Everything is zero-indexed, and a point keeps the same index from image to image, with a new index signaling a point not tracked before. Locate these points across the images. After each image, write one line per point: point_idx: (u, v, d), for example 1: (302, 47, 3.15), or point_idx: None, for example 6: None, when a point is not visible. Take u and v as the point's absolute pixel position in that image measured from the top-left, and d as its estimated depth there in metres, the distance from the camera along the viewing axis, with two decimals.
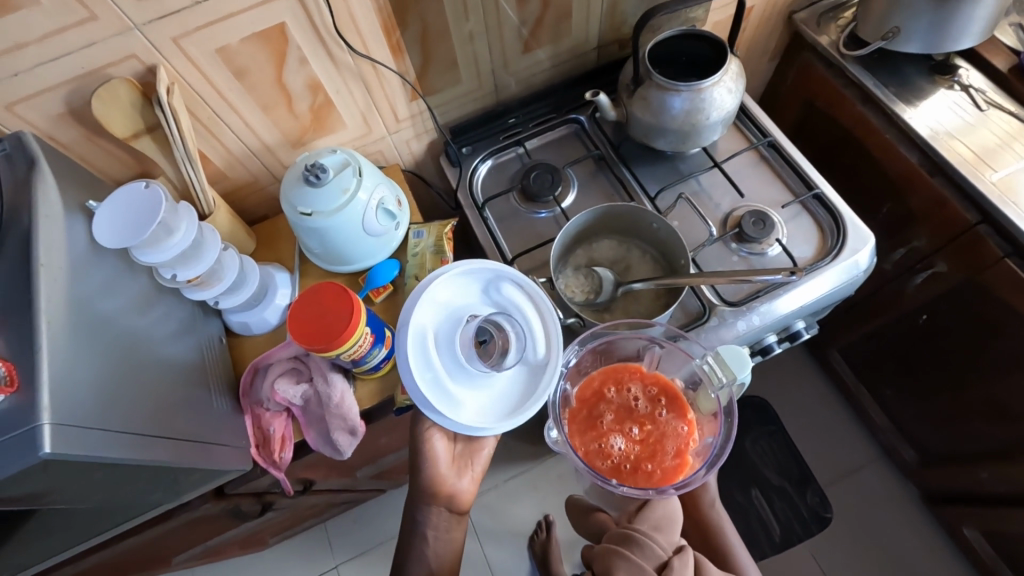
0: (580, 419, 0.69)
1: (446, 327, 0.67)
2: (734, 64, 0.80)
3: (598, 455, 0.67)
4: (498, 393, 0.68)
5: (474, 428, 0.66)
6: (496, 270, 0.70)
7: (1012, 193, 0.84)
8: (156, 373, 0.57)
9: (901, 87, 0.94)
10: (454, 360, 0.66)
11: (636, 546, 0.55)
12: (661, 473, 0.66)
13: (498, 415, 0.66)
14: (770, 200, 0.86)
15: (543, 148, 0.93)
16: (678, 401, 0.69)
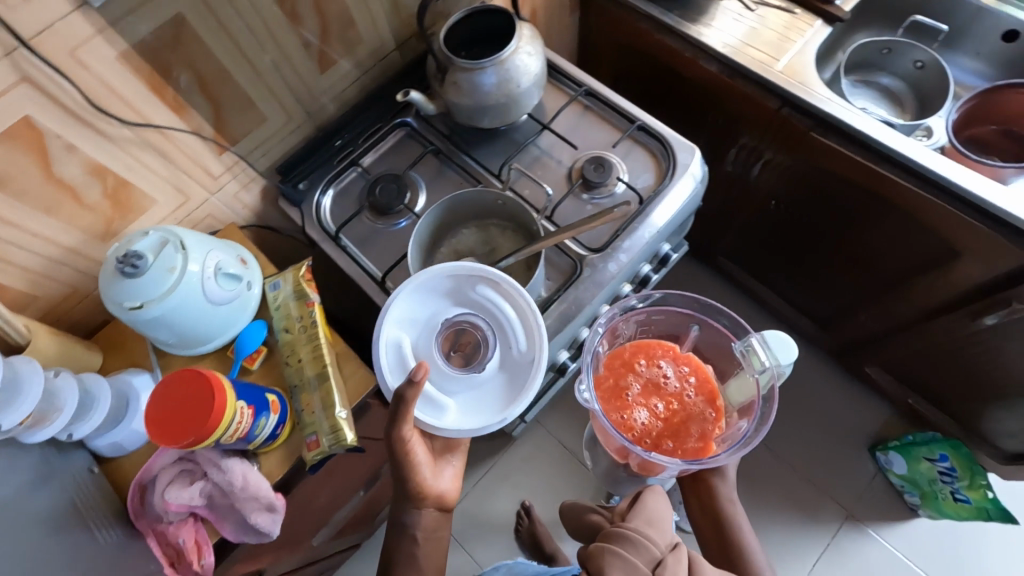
0: (607, 387, 0.79)
1: (426, 338, 0.68)
2: (527, 28, 0.83)
3: (621, 424, 0.76)
4: (487, 394, 0.68)
5: (464, 433, 0.67)
6: (469, 272, 0.69)
7: (796, 75, 0.94)
8: (10, 537, 0.50)
9: (684, 10, 1.02)
10: (438, 369, 0.67)
11: (628, 543, 0.57)
12: (680, 451, 0.75)
13: (485, 415, 0.67)
14: (603, 144, 0.90)
15: (381, 159, 0.92)
16: (707, 385, 0.78)
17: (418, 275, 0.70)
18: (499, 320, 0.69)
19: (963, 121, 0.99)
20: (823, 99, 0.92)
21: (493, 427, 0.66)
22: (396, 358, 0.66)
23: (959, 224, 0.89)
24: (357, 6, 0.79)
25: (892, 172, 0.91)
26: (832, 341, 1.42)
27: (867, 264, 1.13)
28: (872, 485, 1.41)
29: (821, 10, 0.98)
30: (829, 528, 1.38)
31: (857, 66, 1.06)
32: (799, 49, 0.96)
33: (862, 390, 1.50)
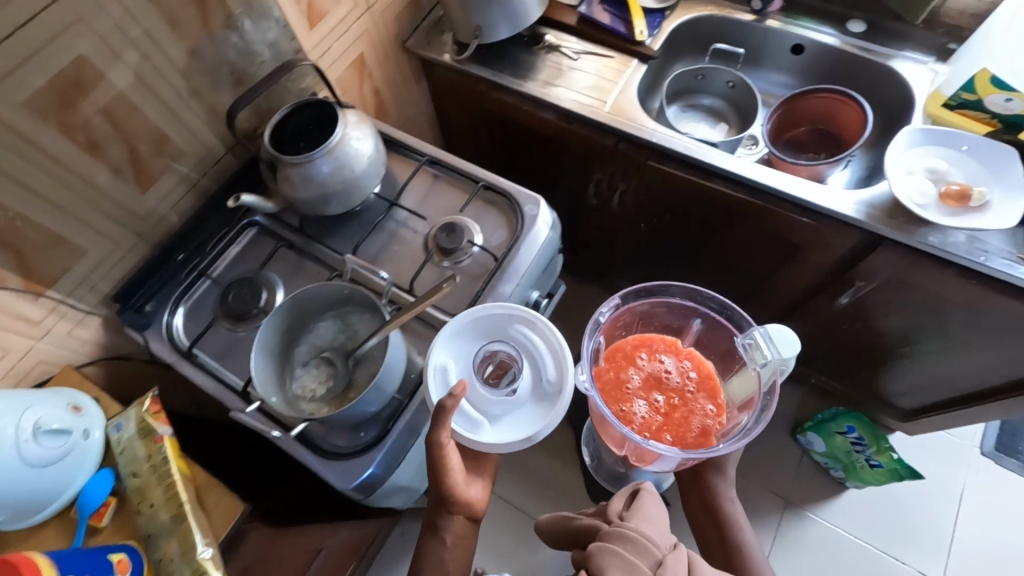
0: (607, 379, 0.86)
1: (469, 361, 0.76)
2: (353, 114, 0.84)
3: (621, 415, 0.83)
4: (518, 415, 0.73)
5: (492, 449, 0.72)
6: (508, 311, 0.78)
7: (621, 114, 1.01)
8: None
9: (513, 68, 1.08)
10: (476, 390, 0.74)
11: (627, 542, 0.56)
12: (679, 440, 0.82)
13: (514, 436, 0.72)
14: (453, 209, 0.92)
15: (232, 263, 0.88)
16: (707, 380, 0.85)
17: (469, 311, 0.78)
18: (532, 354, 0.76)
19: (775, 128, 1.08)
20: (649, 130, 0.99)
21: (511, 443, 0.71)
22: (442, 375, 0.74)
23: (787, 221, 0.97)
24: (167, 122, 0.77)
25: (723, 186, 0.98)
26: None
27: (734, 267, 1.21)
28: (801, 467, 1.47)
29: (634, 50, 1.06)
30: (772, 521, 1.41)
31: (681, 93, 1.15)
32: (619, 90, 1.03)
33: None
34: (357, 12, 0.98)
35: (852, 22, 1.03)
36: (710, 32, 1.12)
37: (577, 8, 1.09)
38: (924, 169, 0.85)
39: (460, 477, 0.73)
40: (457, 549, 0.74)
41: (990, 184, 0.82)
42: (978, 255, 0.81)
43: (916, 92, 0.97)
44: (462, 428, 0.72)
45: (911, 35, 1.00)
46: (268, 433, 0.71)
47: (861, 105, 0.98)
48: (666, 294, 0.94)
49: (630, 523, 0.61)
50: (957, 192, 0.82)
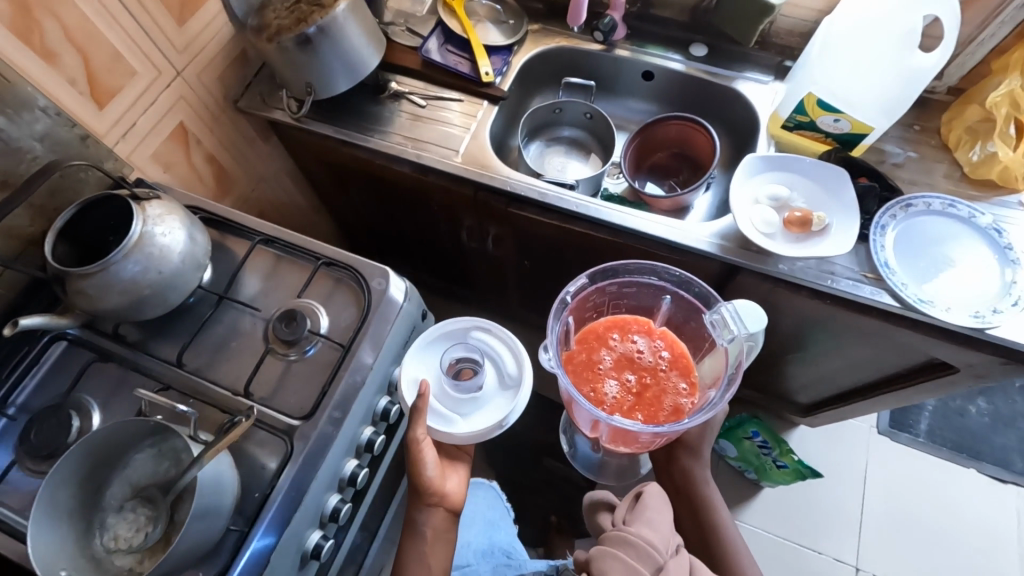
0: (579, 360, 0.84)
1: (439, 366, 0.86)
2: (156, 205, 0.75)
3: (592, 396, 0.81)
4: (484, 408, 0.84)
5: (469, 438, 0.83)
6: (467, 325, 0.90)
7: (475, 162, 0.96)
8: None
9: (358, 121, 1.00)
10: (445, 392, 0.84)
11: (631, 550, 0.71)
12: (650, 417, 0.80)
13: (486, 424, 0.83)
14: (294, 291, 0.84)
15: (39, 387, 0.77)
16: (679, 359, 0.83)
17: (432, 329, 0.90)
18: (492, 355, 0.88)
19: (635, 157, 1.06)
20: (505, 178, 0.94)
21: (484, 431, 0.82)
22: (415, 382, 0.85)
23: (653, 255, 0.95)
24: None
25: (586, 228, 0.95)
26: None
27: None
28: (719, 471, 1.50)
29: (482, 92, 1.01)
30: None
31: (542, 128, 1.12)
32: (471, 136, 0.98)
33: None
34: (160, 82, 0.87)
35: (694, 46, 1.03)
36: (563, 64, 1.10)
37: (420, 51, 1.03)
38: (767, 197, 0.85)
39: (434, 471, 0.84)
40: (438, 540, 0.86)
41: (828, 208, 0.83)
42: (825, 279, 0.82)
43: (758, 114, 0.98)
44: (438, 423, 0.82)
45: (748, 56, 1.01)
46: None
47: (710, 131, 0.98)
48: (628, 268, 0.90)
49: (634, 526, 0.75)
50: (799, 219, 0.82)
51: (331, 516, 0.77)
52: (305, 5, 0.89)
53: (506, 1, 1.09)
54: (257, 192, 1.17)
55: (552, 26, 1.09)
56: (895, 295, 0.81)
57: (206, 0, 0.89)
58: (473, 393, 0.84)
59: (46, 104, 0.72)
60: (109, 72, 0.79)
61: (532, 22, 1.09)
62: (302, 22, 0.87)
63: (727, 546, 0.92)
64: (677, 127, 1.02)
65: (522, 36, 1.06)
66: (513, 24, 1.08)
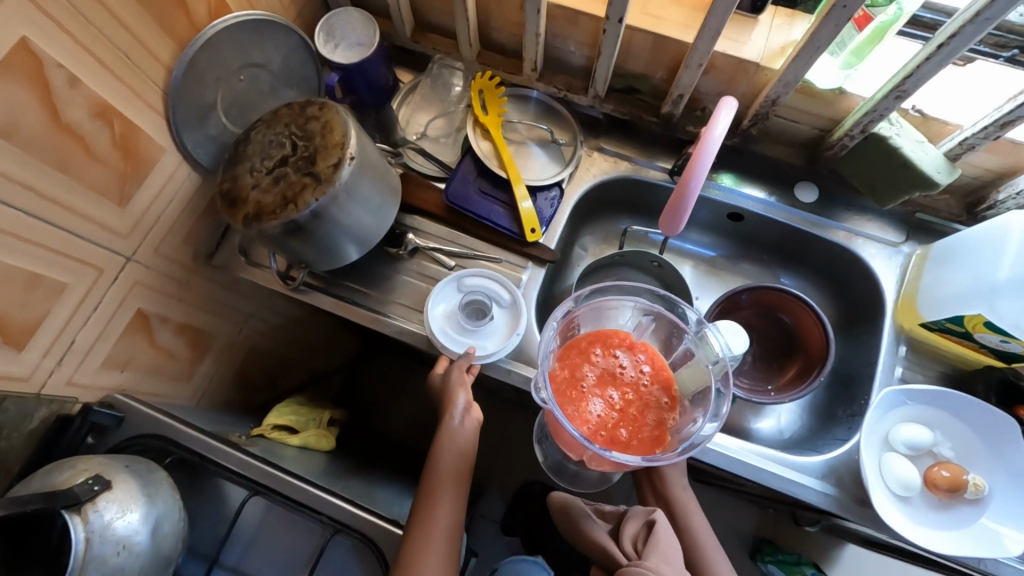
0: (561, 379, 0.66)
1: (451, 309, 0.75)
2: (109, 501, 0.56)
3: (577, 419, 0.64)
4: (495, 333, 0.75)
5: (495, 356, 0.73)
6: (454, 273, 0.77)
7: (522, 357, 0.75)
8: None
9: (366, 286, 0.78)
10: (461, 327, 0.74)
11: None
12: (637, 441, 0.64)
13: (505, 339, 0.74)
14: (296, 559, 0.67)
15: None
16: (665, 375, 0.67)
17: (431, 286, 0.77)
18: (489, 290, 0.76)
19: (725, 308, 0.82)
20: None
21: (507, 353, 0.73)
22: (442, 327, 0.74)
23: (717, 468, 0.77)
24: None
25: None
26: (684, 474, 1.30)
27: None
28: None
29: (527, 252, 0.78)
30: None
31: (598, 269, 0.89)
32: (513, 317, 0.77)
33: (725, 499, 1.40)
34: (103, 281, 0.64)
35: (801, 188, 0.80)
36: (625, 193, 0.86)
37: (444, 192, 0.80)
38: (902, 443, 0.66)
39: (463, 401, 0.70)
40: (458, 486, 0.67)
41: (986, 470, 0.65)
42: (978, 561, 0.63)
43: (883, 292, 0.76)
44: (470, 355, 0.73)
45: (871, 207, 0.78)
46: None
47: (819, 313, 0.77)
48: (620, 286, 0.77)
49: (647, 560, 0.68)
50: (947, 483, 0.63)
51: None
52: (293, 170, 0.66)
53: (561, 111, 0.83)
54: (243, 333, 0.96)
55: (611, 146, 0.83)
56: None
57: (158, 158, 0.65)
58: (489, 323, 0.75)
59: None
60: (24, 304, 0.56)
61: (590, 139, 0.84)
62: (289, 204, 0.64)
63: (707, 554, 0.78)
64: (822, 330, 0.76)
65: (575, 164, 0.81)
66: (564, 144, 0.83)
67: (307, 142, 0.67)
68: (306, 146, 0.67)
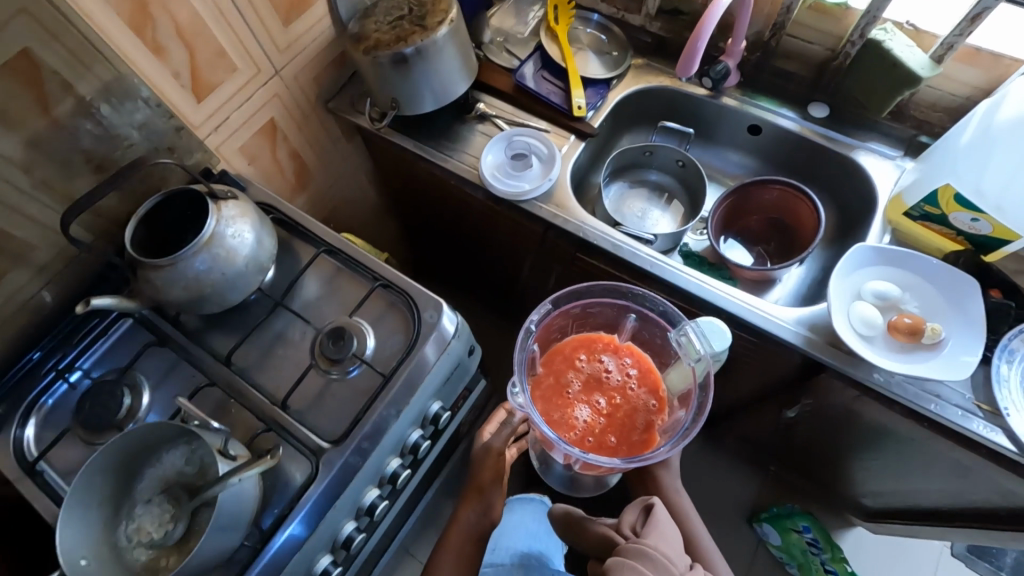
0: (546, 386, 0.73)
1: (500, 162, 0.93)
2: (235, 203, 0.77)
3: (564, 425, 0.70)
4: (533, 178, 0.91)
5: (531, 192, 0.90)
6: (504, 135, 0.95)
7: (559, 202, 0.91)
8: None
9: (439, 138, 0.99)
10: (507, 172, 0.91)
11: (651, 559, 0.64)
12: (627, 446, 0.70)
13: (540, 180, 0.91)
14: (346, 308, 0.83)
15: (100, 362, 0.80)
16: (650, 377, 0.74)
17: (486, 145, 0.96)
18: (531, 146, 0.94)
19: (732, 205, 0.96)
20: (587, 225, 0.88)
21: (541, 192, 0.90)
22: (492, 174, 0.92)
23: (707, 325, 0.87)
24: (9, 219, 0.69)
25: (658, 289, 0.87)
26: None
27: None
28: (757, 561, 1.33)
29: (572, 126, 0.96)
30: None
31: (626, 167, 1.05)
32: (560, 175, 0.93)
33: (730, 460, 1.42)
34: (258, 79, 0.88)
35: (814, 106, 0.93)
36: (661, 104, 1.02)
37: (514, 74, 1.00)
38: (871, 293, 0.75)
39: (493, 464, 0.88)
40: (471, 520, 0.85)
41: (945, 319, 0.73)
42: (927, 401, 0.72)
43: (877, 190, 0.87)
44: (511, 190, 0.90)
45: (877, 124, 0.90)
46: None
47: (815, 204, 0.88)
48: (594, 288, 0.81)
49: (648, 541, 0.67)
50: (908, 327, 0.71)
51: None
52: (407, 23, 0.88)
53: (614, 30, 1.03)
54: (332, 191, 1.18)
55: (656, 64, 1.02)
56: (1014, 438, 0.68)
57: (314, 2, 0.90)
58: (530, 169, 0.91)
59: (148, 95, 0.74)
60: (211, 67, 0.80)
61: (637, 56, 1.03)
62: (401, 40, 0.86)
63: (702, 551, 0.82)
64: (816, 217, 0.88)
65: (624, 69, 1.00)
66: (616, 55, 1.02)
67: (420, 8, 0.90)
68: (420, 10, 0.89)
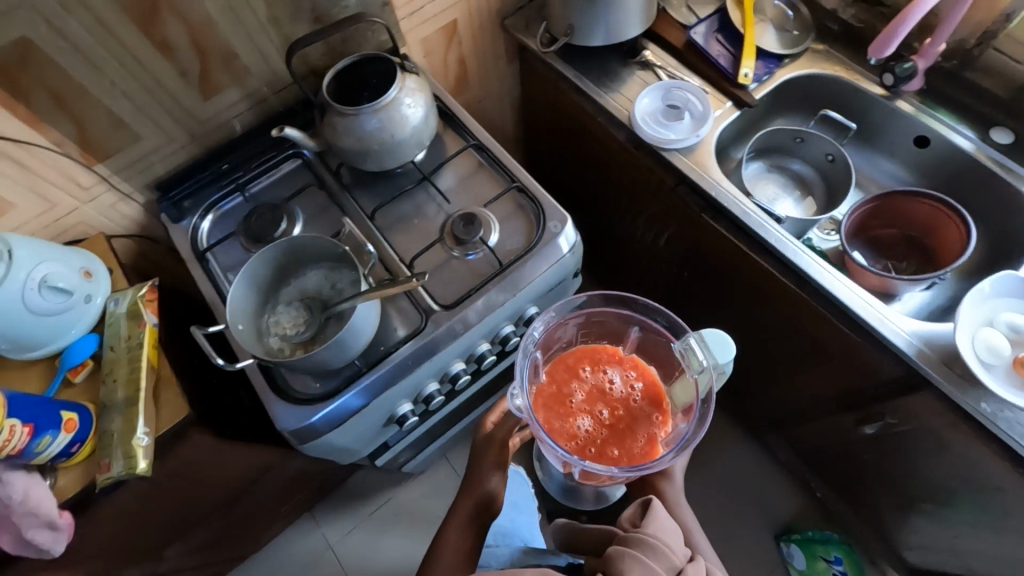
0: (548, 395, 0.71)
1: (653, 109, 0.96)
2: (416, 81, 0.85)
3: (565, 434, 0.68)
4: (680, 131, 0.93)
5: (674, 144, 0.92)
6: (665, 85, 0.97)
7: (701, 161, 0.93)
8: None
9: (599, 75, 1.03)
10: (656, 120, 0.94)
11: (649, 548, 0.52)
12: (628, 456, 0.68)
13: (686, 134, 0.93)
14: (481, 200, 0.90)
15: (268, 188, 0.92)
16: (655, 390, 0.71)
17: (644, 90, 0.98)
18: (687, 101, 0.95)
19: (874, 210, 0.93)
20: (721, 187, 0.90)
21: (684, 145, 0.92)
22: (642, 118, 0.95)
23: (813, 314, 0.87)
24: (241, 42, 0.81)
25: (773, 266, 0.88)
26: (748, 417, 1.34)
27: (758, 347, 1.09)
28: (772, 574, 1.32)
29: (732, 92, 0.96)
30: None
31: (771, 149, 1.04)
32: (709, 133, 0.94)
33: (774, 472, 1.40)
34: None
35: (997, 131, 0.88)
36: (828, 95, 1.00)
37: (688, 30, 1.00)
38: (1005, 323, 0.72)
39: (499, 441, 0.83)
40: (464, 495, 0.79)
41: None
42: None
43: None
44: (656, 137, 0.93)
45: None
46: (216, 362, 0.64)
47: (968, 228, 0.84)
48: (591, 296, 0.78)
49: (646, 529, 0.56)
50: None
51: (398, 419, 0.85)
52: None
53: (802, 11, 1.01)
54: (478, 105, 1.25)
55: (837, 52, 0.99)
56: None
57: None
58: (680, 121, 0.94)
59: None
60: None
61: (818, 41, 1.01)
62: None
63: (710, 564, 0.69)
64: (965, 242, 0.84)
65: (801, 49, 0.98)
66: (796, 34, 1.00)
67: None
68: None
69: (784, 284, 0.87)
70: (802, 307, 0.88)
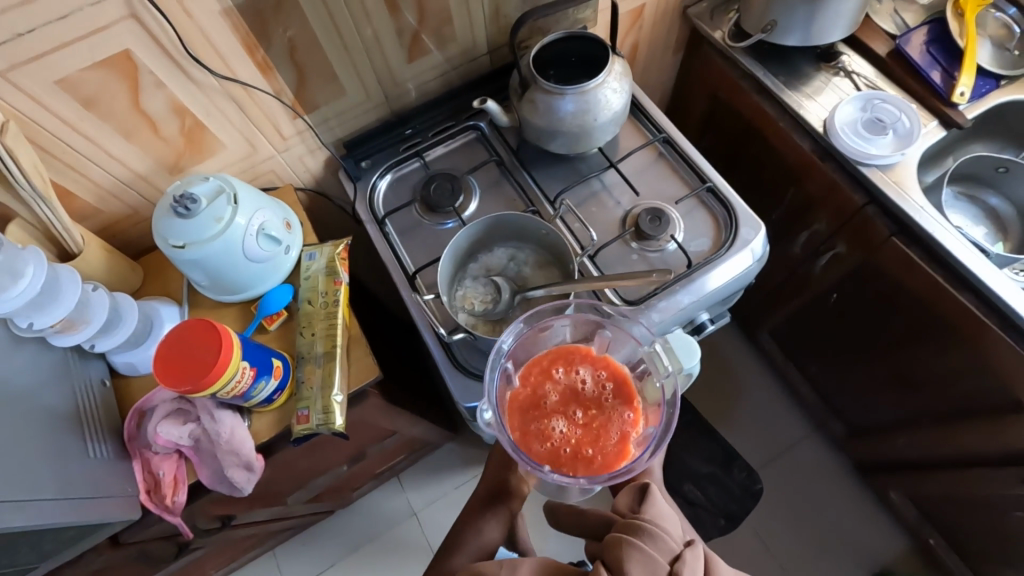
0: (522, 400, 0.64)
1: (853, 118, 0.90)
2: (622, 65, 0.82)
3: (538, 438, 0.62)
4: (882, 146, 0.88)
5: (875, 160, 0.87)
6: (868, 95, 0.92)
7: (904, 181, 0.87)
8: (28, 412, 0.57)
9: (790, 75, 0.97)
10: (858, 130, 0.89)
11: (646, 535, 0.49)
12: (603, 458, 0.61)
13: (889, 152, 0.87)
14: (665, 196, 0.87)
15: (444, 157, 0.91)
16: (626, 388, 0.64)
17: (843, 97, 0.93)
18: (892, 116, 0.90)
19: None
20: (925, 211, 0.84)
21: (883, 162, 0.87)
22: (841, 126, 0.90)
23: (1014, 361, 0.81)
24: (457, 8, 0.79)
25: (974, 303, 0.82)
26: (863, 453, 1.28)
27: (910, 385, 1.02)
28: None
29: (942, 111, 0.89)
30: None
31: (965, 177, 0.98)
32: (911, 153, 0.88)
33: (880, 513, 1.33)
34: None
35: None
36: None
37: (896, 39, 0.94)
38: None
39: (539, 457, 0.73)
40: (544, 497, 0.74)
41: None
42: None
43: None
44: (855, 149, 0.87)
45: None
46: (436, 329, 0.75)
47: None
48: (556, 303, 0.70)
49: (644, 515, 0.53)
50: None
51: None
52: None
53: None
54: None
55: None
56: None
57: None
58: (882, 136, 0.88)
59: None
60: None
61: None
62: None
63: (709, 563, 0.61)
64: None
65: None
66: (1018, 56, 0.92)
67: None
68: None
69: (983, 323, 0.82)
70: (999, 350, 0.83)
